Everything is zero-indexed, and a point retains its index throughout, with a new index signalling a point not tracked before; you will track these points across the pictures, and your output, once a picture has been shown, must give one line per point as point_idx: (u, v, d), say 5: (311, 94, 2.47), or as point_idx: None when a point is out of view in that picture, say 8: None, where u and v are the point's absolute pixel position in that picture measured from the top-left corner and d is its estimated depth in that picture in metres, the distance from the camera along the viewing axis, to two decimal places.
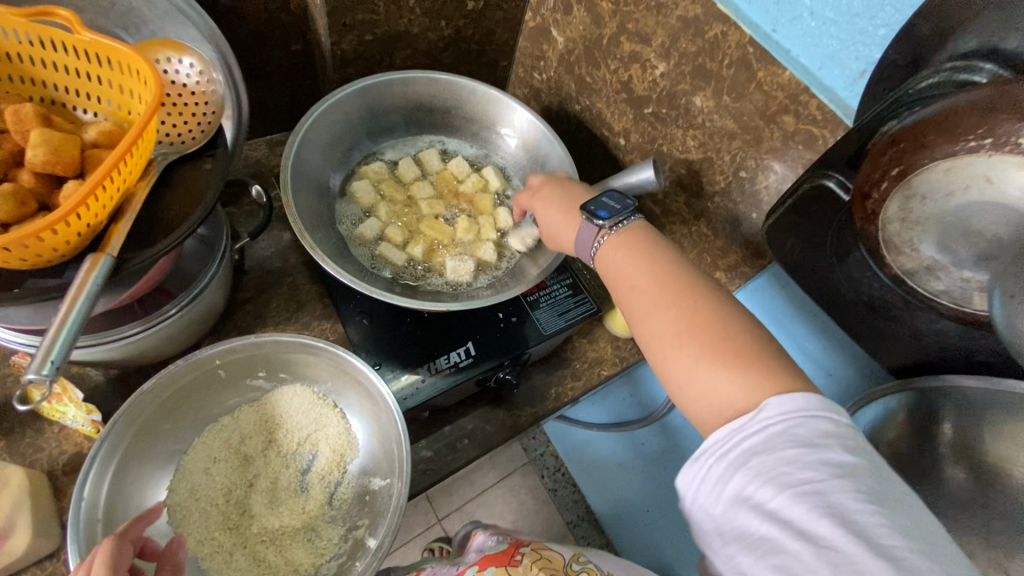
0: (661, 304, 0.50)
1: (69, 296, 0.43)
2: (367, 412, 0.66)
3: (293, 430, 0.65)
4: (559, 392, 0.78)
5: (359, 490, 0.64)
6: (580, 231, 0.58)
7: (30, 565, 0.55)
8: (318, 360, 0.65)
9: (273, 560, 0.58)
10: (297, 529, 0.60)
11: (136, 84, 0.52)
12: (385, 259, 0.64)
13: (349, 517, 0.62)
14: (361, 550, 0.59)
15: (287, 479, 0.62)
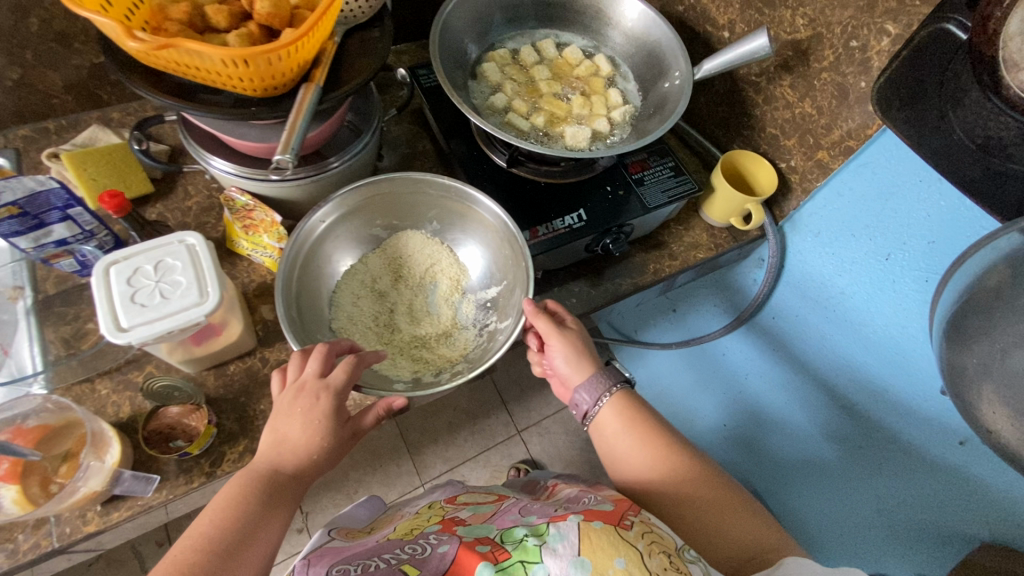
0: (635, 446, 0.66)
1: (294, 113, 0.55)
2: (472, 241, 0.79)
3: (415, 266, 0.78)
4: (658, 268, 0.85)
5: (480, 301, 0.77)
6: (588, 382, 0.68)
7: (236, 357, 0.69)
8: (427, 201, 0.77)
9: (429, 355, 0.71)
10: (440, 333, 0.73)
11: None
12: (512, 124, 0.73)
13: (478, 321, 0.76)
14: (499, 331, 0.73)
15: (421, 304, 0.76)
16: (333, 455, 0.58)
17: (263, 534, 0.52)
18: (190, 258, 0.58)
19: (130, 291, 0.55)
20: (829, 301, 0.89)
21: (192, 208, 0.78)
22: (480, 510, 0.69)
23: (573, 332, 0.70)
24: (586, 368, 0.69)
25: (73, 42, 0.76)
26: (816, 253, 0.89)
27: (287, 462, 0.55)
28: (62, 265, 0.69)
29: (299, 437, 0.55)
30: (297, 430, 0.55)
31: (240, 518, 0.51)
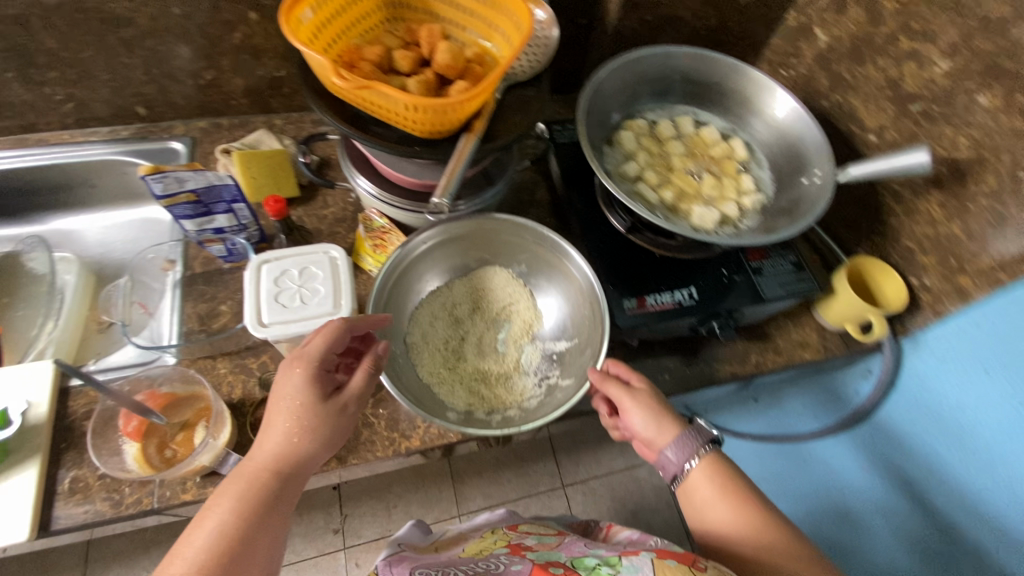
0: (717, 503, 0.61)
1: (455, 158, 0.61)
2: (553, 290, 0.80)
3: (494, 302, 0.79)
4: (760, 361, 0.82)
5: (547, 351, 0.77)
6: (674, 444, 0.63)
7: None
8: (520, 244, 0.79)
9: (486, 392, 0.72)
10: (501, 373, 0.74)
11: (507, 24, 0.66)
12: (641, 193, 0.74)
13: (540, 370, 0.75)
14: (559, 388, 0.72)
15: (489, 339, 0.77)
16: (329, 437, 0.56)
17: (257, 544, 0.51)
18: (330, 270, 0.64)
19: (276, 291, 0.61)
20: (940, 422, 0.80)
21: (328, 217, 0.84)
22: (544, 540, 0.71)
23: (644, 390, 0.66)
24: (669, 435, 0.63)
25: (262, 57, 0.86)
26: (938, 382, 0.80)
27: (272, 467, 0.53)
28: (212, 249, 0.77)
29: (281, 445, 0.54)
30: (279, 435, 0.54)
31: (229, 532, 0.50)
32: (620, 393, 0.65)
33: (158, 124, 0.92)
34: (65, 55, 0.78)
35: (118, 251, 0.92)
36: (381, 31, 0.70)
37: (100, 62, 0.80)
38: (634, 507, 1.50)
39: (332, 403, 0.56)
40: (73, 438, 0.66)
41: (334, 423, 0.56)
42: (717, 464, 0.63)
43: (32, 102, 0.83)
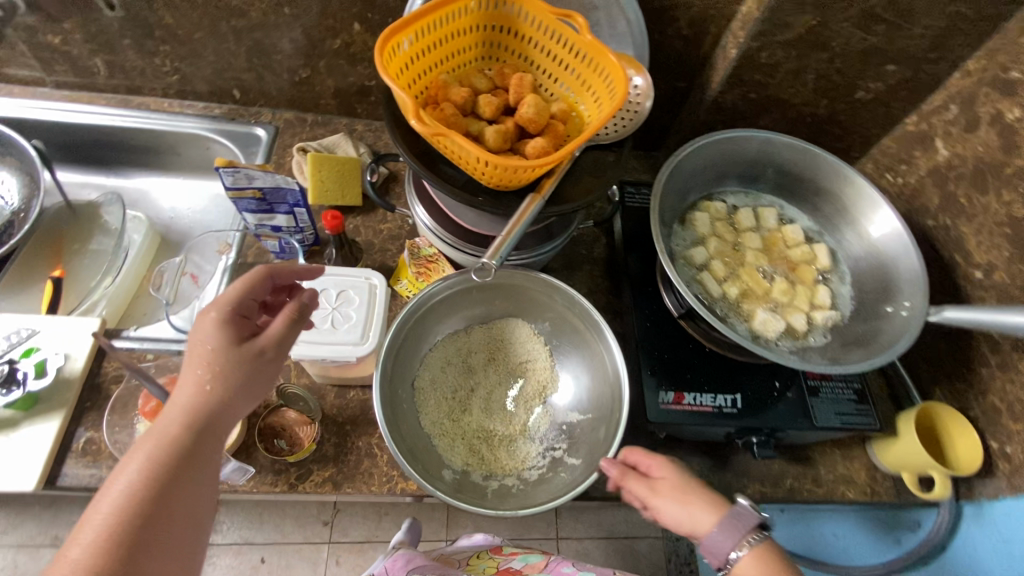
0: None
1: (514, 218, 0.59)
2: (574, 358, 0.76)
3: (511, 357, 0.77)
4: (795, 487, 0.75)
5: (557, 421, 0.73)
6: (715, 531, 0.51)
7: (359, 386, 0.72)
8: (546, 303, 0.76)
9: (486, 454, 0.69)
10: (505, 435, 0.71)
11: (602, 86, 0.64)
12: (703, 283, 0.69)
13: (547, 440, 0.72)
14: (563, 465, 0.68)
15: (499, 396, 0.74)
16: (249, 389, 0.50)
17: (177, 510, 0.43)
18: (368, 297, 0.63)
19: (310, 308, 0.61)
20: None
21: (383, 232, 0.83)
22: (530, 562, 0.80)
23: (670, 476, 0.56)
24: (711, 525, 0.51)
25: (356, 65, 0.87)
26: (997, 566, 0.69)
27: (180, 425, 0.46)
28: (267, 244, 0.79)
29: (188, 401, 0.47)
30: (185, 393, 0.47)
31: (137, 502, 0.42)
32: (641, 486, 0.56)
33: (249, 108, 0.95)
34: (179, 33, 0.82)
35: (186, 219, 0.96)
36: (474, 70, 0.70)
37: (208, 44, 0.84)
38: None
39: (251, 352, 0.50)
40: (99, 398, 0.68)
41: (256, 374, 0.50)
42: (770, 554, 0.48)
43: (141, 68, 0.88)
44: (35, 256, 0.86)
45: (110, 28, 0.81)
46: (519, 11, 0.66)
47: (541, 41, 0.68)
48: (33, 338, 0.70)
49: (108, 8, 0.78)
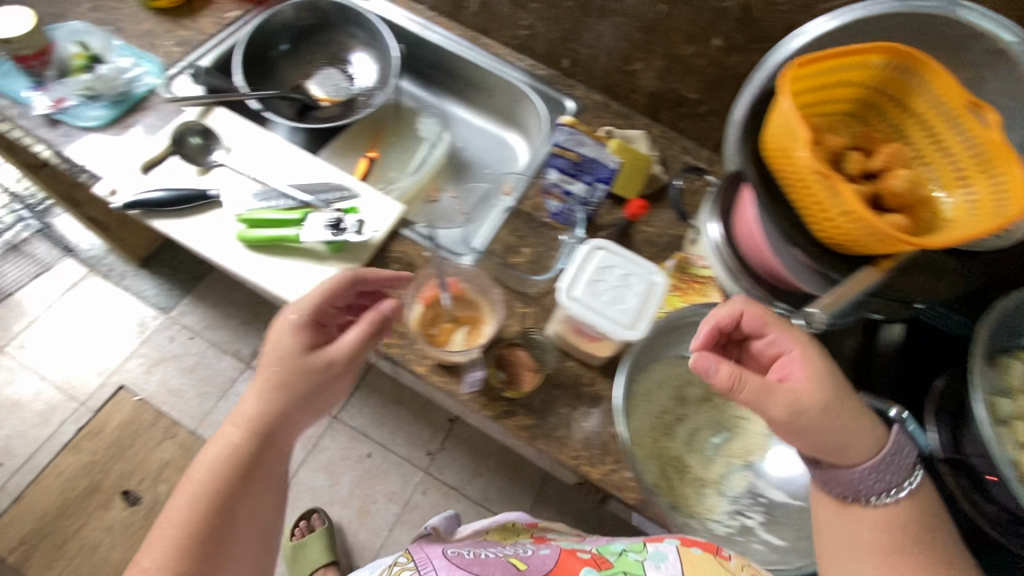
0: (841, 515, 0.57)
1: (846, 285, 0.61)
2: None
3: (728, 406, 0.73)
4: None
5: (754, 489, 0.70)
6: (867, 472, 0.56)
7: (580, 361, 0.74)
8: None
9: (678, 487, 0.68)
10: (700, 478, 0.69)
11: (988, 187, 0.58)
12: (1006, 440, 0.60)
13: (738, 503, 0.69)
14: (752, 537, 0.67)
15: (707, 438, 0.72)
16: (318, 392, 0.63)
17: (249, 495, 0.61)
18: (646, 291, 0.65)
19: (595, 277, 0.65)
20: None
21: (648, 233, 0.84)
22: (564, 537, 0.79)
23: (818, 391, 0.55)
24: (864, 457, 0.56)
25: (689, 75, 0.89)
26: None
27: (247, 426, 0.60)
28: (549, 204, 0.85)
29: (258, 399, 0.60)
30: (255, 396, 0.61)
31: (217, 492, 0.59)
32: (790, 401, 0.55)
33: (568, 79, 1.02)
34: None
35: (473, 156, 1.08)
36: (834, 123, 0.67)
37: (572, 13, 0.91)
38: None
39: (319, 368, 0.61)
40: None
41: (319, 383, 0.62)
42: (917, 508, 0.56)
43: (504, 15, 0.98)
44: (359, 134, 1.01)
45: None
46: (919, 82, 0.62)
47: (928, 118, 0.63)
48: (354, 200, 0.81)
49: None
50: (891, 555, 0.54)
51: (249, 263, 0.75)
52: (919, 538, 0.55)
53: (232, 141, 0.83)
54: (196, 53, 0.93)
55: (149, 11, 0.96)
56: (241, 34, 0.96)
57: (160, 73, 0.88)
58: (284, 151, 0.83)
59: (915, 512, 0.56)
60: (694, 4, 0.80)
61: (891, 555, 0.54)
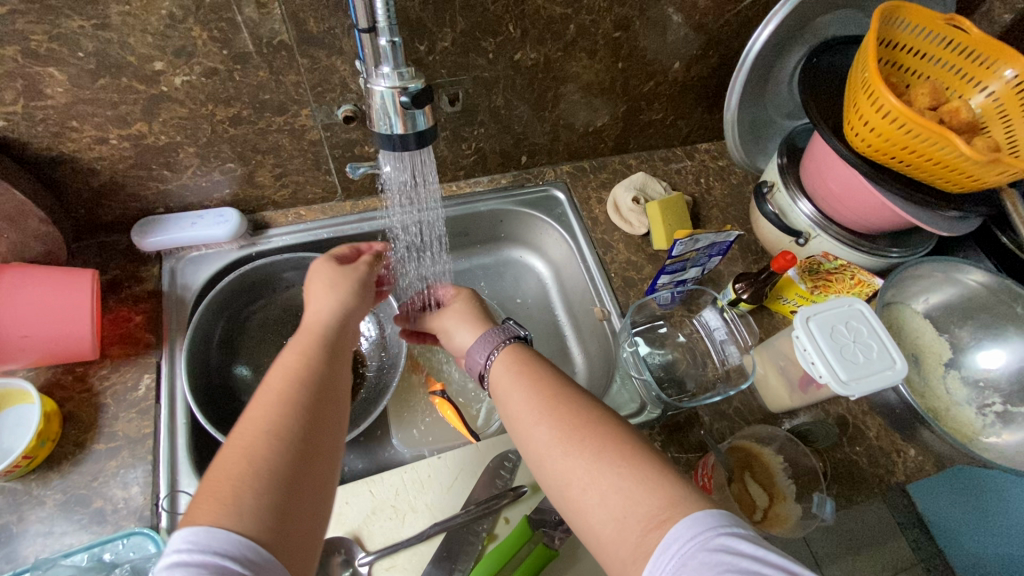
0: (527, 403, 0.53)
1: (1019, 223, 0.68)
2: (983, 334, 0.77)
3: (913, 334, 0.78)
4: None
5: (969, 383, 0.76)
6: (477, 344, 0.61)
7: (812, 405, 0.74)
8: (941, 278, 0.78)
9: (944, 421, 0.73)
10: (943, 405, 0.75)
11: (1000, 74, 0.66)
12: None
13: (972, 400, 0.75)
14: (1009, 419, 0.72)
15: (913, 374, 0.77)
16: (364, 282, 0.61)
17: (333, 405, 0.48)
18: (868, 322, 0.65)
19: (836, 347, 0.62)
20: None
21: (735, 258, 0.86)
22: None
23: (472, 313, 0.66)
24: (497, 361, 0.58)
25: (652, 103, 0.87)
26: None
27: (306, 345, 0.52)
28: (659, 297, 0.79)
29: (330, 307, 0.56)
30: (327, 300, 0.57)
31: (288, 421, 0.44)
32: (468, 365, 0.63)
33: (530, 170, 0.92)
34: (499, 112, 0.78)
35: (497, 298, 0.94)
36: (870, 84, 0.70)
37: (523, 117, 0.80)
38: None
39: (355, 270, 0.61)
40: None
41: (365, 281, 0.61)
42: (515, 350, 0.59)
43: (444, 156, 0.82)
44: (405, 375, 0.80)
45: None
46: (893, 22, 0.69)
47: (914, 45, 0.70)
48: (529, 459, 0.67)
49: (449, 103, 0.73)
50: (625, 460, 0.45)
51: None
52: (559, 383, 0.54)
53: (355, 522, 0.61)
54: (166, 466, 0.63)
55: (31, 474, 0.61)
56: (186, 395, 0.67)
57: (164, 543, 0.57)
58: (417, 478, 0.65)
59: (511, 361, 0.57)
60: (648, 48, 0.76)
61: (568, 422, 0.50)
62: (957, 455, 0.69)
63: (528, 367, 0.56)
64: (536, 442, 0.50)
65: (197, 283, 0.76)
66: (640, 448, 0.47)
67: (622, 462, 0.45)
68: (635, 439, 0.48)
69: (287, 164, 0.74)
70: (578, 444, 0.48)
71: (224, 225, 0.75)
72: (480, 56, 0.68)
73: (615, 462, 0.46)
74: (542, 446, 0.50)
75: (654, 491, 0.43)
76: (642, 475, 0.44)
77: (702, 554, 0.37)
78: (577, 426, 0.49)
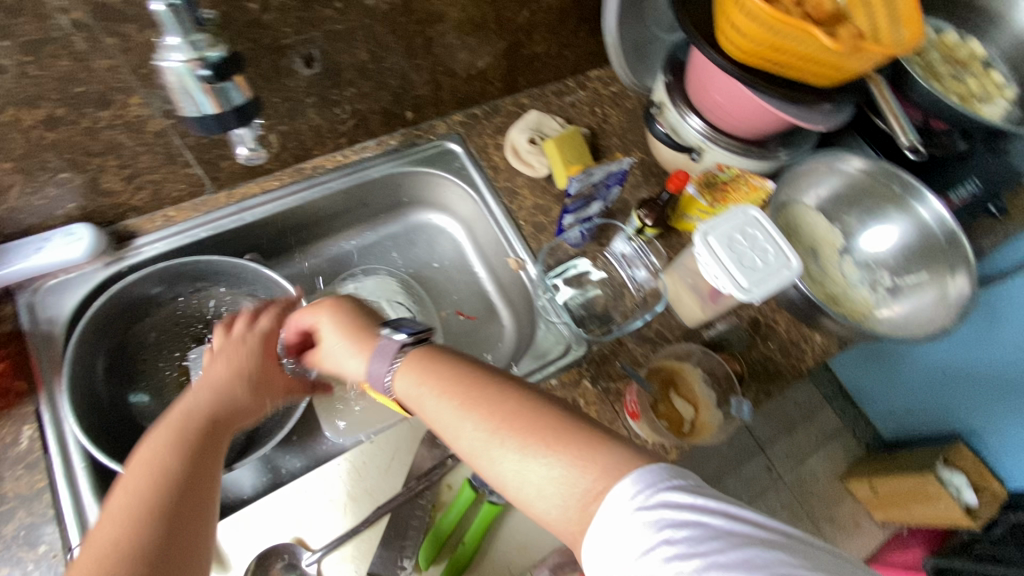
0: (439, 410, 0.49)
1: (885, 109, 0.68)
2: (869, 217, 0.81)
3: (808, 229, 0.82)
4: (1009, 228, 0.94)
5: (860, 266, 0.81)
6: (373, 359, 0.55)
7: (726, 314, 0.77)
8: (827, 171, 0.81)
9: (841, 305, 0.78)
10: (840, 290, 0.80)
11: None
12: (953, 92, 0.81)
13: (863, 280, 0.81)
14: (896, 292, 0.79)
15: (812, 267, 0.81)
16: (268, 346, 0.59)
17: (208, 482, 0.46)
18: (763, 227, 0.67)
19: (735, 256, 0.64)
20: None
21: (639, 184, 0.86)
22: None
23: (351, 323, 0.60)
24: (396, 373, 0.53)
25: (532, 34, 0.82)
26: None
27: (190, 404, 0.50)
28: (568, 238, 0.78)
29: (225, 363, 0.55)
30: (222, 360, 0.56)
31: (146, 494, 0.42)
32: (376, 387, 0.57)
33: (419, 125, 0.86)
34: (367, 67, 0.71)
35: (413, 266, 0.90)
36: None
37: (395, 69, 0.74)
38: (794, 409, 1.63)
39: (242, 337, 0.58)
40: None
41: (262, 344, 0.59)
42: (415, 354, 0.53)
43: (318, 126, 0.75)
44: None
45: (295, 90, 0.68)
46: None
47: None
48: None
49: (306, 65, 0.66)
50: (551, 438, 0.44)
51: None
52: (463, 373, 0.51)
53: (295, 524, 0.59)
54: (72, 516, 0.58)
55: None
56: (78, 437, 0.61)
57: None
58: (352, 467, 0.63)
59: (411, 364, 0.53)
60: None
61: (483, 417, 0.47)
62: (854, 334, 0.75)
63: (429, 365, 0.52)
64: (462, 447, 0.48)
65: (64, 313, 0.67)
66: (560, 422, 0.45)
67: (548, 442, 0.44)
68: (553, 412, 0.46)
69: (134, 163, 0.65)
70: (501, 437, 0.46)
71: (77, 243, 0.66)
72: (326, 6, 0.61)
73: (541, 446, 0.44)
74: (469, 449, 0.47)
75: (587, 464, 0.42)
76: (570, 453, 0.43)
77: (643, 511, 0.38)
78: (494, 418, 0.47)
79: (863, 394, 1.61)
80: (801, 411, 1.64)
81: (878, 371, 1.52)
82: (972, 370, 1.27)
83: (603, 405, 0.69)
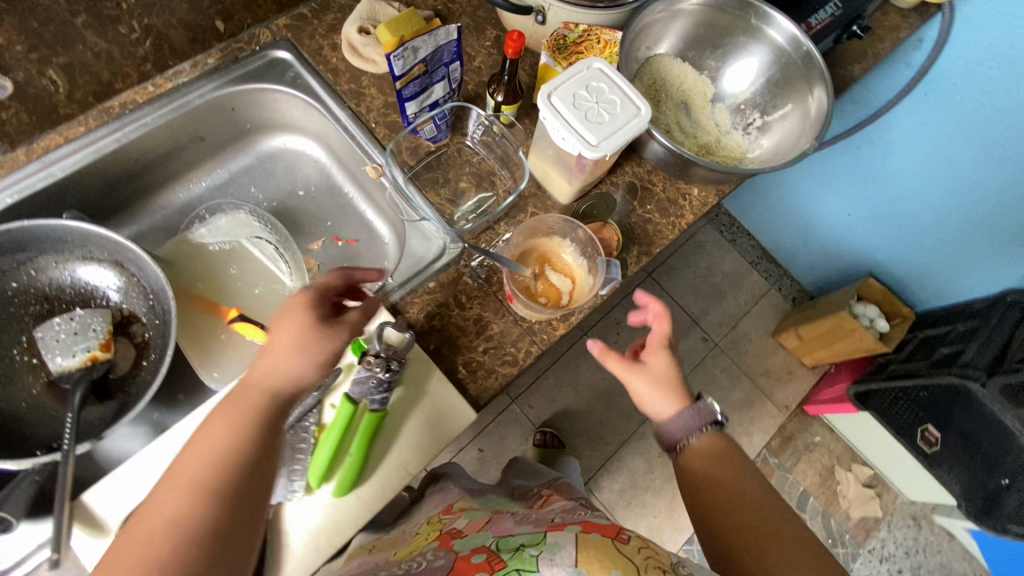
0: (719, 475, 0.62)
1: None
2: (733, 56, 0.78)
3: (674, 82, 0.78)
4: (875, 51, 0.93)
5: (731, 110, 0.79)
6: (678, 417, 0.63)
7: (598, 183, 0.75)
8: (681, 14, 0.76)
9: (717, 153, 0.76)
10: (715, 138, 0.77)
11: None
12: None
13: (737, 124, 0.79)
14: (767, 128, 0.78)
15: (685, 119, 0.78)
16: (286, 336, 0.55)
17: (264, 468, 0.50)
18: (608, 78, 0.63)
19: (581, 114, 0.61)
20: (912, 98, 1.11)
21: (489, 63, 0.80)
22: (475, 517, 0.66)
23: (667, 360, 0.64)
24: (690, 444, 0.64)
25: None
26: (962, 69, 1.02)
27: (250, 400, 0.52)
28: (423, 132, 0.72)
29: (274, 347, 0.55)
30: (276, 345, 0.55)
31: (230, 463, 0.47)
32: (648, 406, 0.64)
33: (239, 36, 0.76)
34: None
35: (276, 198, 0.84)
36: None
37: None
38: (721, 277, 1.69)
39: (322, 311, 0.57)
40: (435, 335, 0.65)
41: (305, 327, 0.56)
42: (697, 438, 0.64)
43: (107, 52, 0.65)
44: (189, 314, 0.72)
45: (53, 9, 0.58)
46: None
47: None
48: None
49: None
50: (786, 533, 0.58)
51: (374, 491, 0.60)
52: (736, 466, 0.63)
53: None
54: None
55: None
56: None
57: None
58: None
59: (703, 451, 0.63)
60: None
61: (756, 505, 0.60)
62: (725, 179, 0.73)
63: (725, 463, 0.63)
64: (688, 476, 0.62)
65: None
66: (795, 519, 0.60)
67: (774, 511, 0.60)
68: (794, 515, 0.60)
69: None
70: (756, 507, 0.60)
71: None
72: None
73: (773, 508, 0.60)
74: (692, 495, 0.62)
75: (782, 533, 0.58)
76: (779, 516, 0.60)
77: None
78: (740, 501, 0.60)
79: (782, 249, 1.67)
80: (730, 278, 1.70)
81: (791, 224, 1.58)
82: (870, 204, 1.34)
83: (485, 297, 0.68)
